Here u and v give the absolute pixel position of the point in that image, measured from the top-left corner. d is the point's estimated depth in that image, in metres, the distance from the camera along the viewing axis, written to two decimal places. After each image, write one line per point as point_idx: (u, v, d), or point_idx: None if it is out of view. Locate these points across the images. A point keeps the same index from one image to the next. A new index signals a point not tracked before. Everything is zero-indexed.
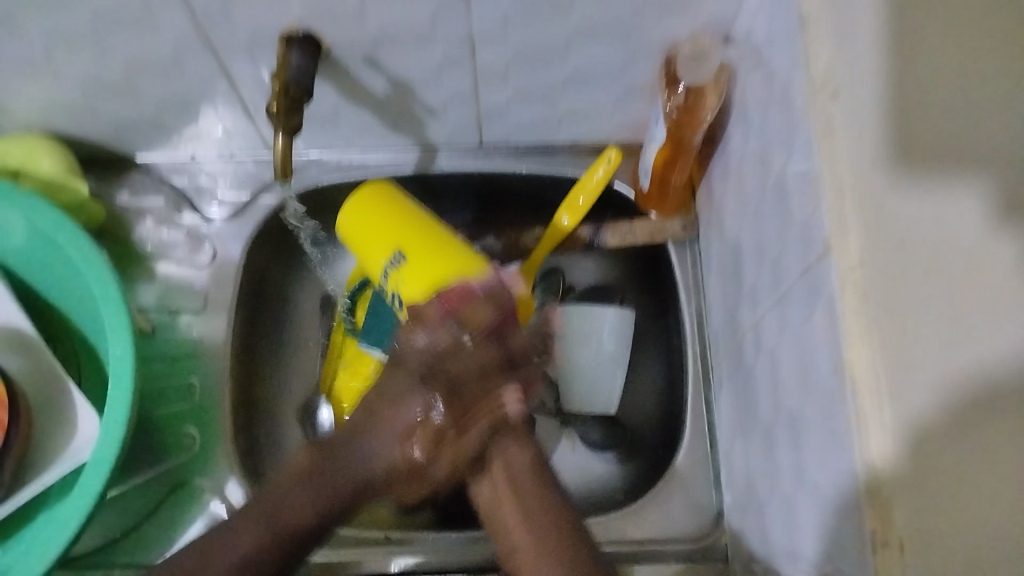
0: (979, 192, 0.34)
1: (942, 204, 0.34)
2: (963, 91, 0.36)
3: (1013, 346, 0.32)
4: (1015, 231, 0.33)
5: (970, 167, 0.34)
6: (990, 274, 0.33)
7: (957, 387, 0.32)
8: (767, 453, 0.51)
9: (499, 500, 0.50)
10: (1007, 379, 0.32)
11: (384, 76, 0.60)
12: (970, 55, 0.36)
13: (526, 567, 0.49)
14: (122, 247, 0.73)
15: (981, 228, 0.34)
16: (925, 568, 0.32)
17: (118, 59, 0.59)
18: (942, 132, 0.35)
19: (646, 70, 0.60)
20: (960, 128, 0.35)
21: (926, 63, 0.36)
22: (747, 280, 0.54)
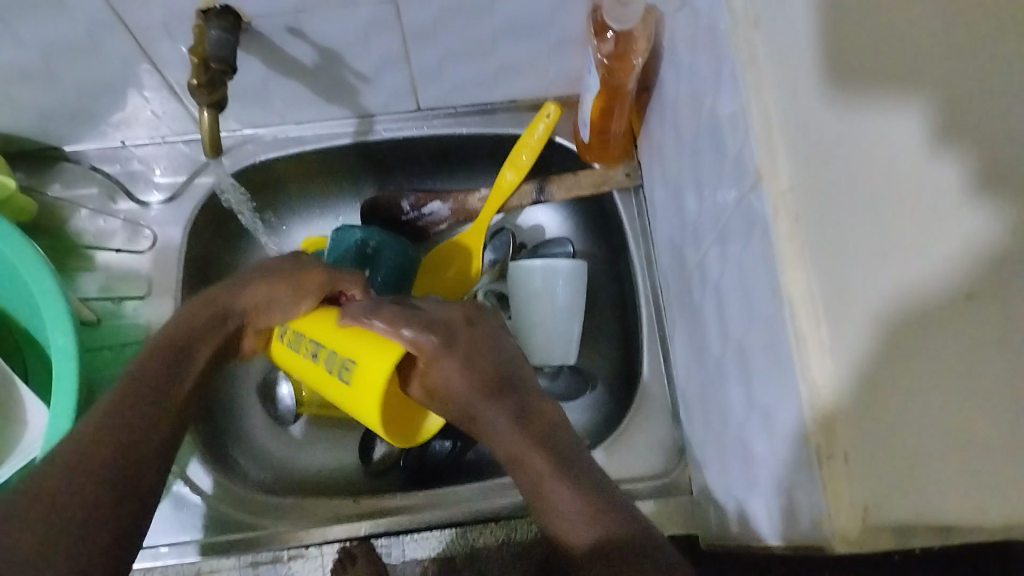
0: (912, 116, 0.34)
1: (873, 128, 0.34)
2: (888, 16, 0.36)
3: (952, 265, 0.32)
4: (950, 150, 0.33)
5: (900, 91, 0.34)
6: (924, 198, 0.33)
7: (894, 307, 0.33)
8: (719, 388, 0.52)
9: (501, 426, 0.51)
10: (939, 295, 0.32)
11: (310, 44, 0.58)
12: None
13: (542, 505, 0.47)
14: (58, 240, 0.71)
15: (916, 151, 0.33)
16: (870, 477, 0.33)
17: (32, 46, 0.56)
18: (873, 58, 0.35)
19: (575, 21, 0.60)
20: (890, 55, 0.35)
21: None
22: (689, 221, 0.55)
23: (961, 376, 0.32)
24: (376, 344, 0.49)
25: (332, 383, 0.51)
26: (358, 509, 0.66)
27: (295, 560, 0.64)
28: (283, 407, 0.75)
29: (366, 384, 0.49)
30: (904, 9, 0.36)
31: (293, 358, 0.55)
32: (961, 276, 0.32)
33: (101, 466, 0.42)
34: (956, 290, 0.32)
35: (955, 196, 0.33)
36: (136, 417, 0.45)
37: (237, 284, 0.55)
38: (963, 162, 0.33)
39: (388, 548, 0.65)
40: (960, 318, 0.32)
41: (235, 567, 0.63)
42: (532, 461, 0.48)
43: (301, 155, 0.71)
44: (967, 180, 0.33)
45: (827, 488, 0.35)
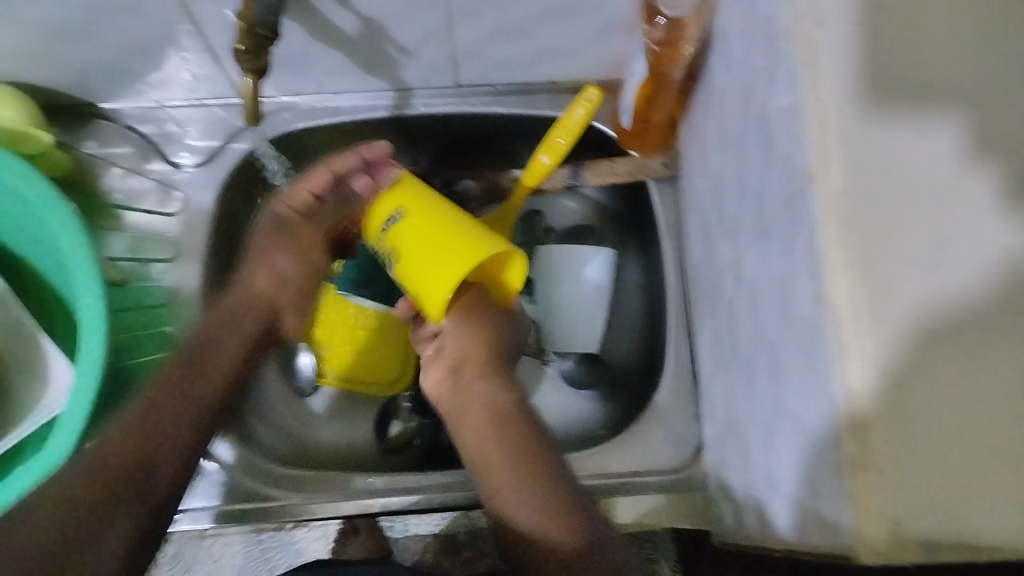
0: (954, 130, 0.35)
1: (918, 139, 0.35)
2: (940, 33, 0.36)
3: (993, 278, 0.33)
4: (983, 169, 0.34)
5: (946, 105, 0.35)
6: (964, 212, 0.34)
7: (932, 313, 0.33)
8: (747, 387, 0.52)
9: (478, 423, 0.55)
10: (969, 306, 0.33)
11: (355, 14, 0.58)
12: None
13: (501, 502, 0.52)
14: (90, 198, 0.71)
15: (956, 166, 0.35)
16: (902, 487, 0.33)
17: (78, 2, 0.56)
18: (924, 69, 0.36)
19: (623, 5, 0.59)
20: (941, 68, 0.36)
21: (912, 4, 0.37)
22: (727, 216, 0.55)
23: (995, 384, 0.33)
24: (483, 237, 0.51)
25: (421, 247, 0.51)
26: (369, 487, 0.66)
27: (298, 528, 0.65)
28: (303, 377, 0.75)
29: (461, 257, 0.49)
30: (955, 28, 0.37)
31: (375, 216, 0.55)
32: (1000, 288, 0.33)
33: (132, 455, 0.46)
34: (993, 302, 0.33)
35: (992, 213, 0.34)
36: (170, 406, 0.50)
37: (250, 297, 0.58)
38: (992, 181, 0.34)
39: (393, 523, 0.66)
40: (994, 328, 0.33)
41: (239, 533, 0.65)
42: (499, 463, 0.52)
43: (339, 126, 0.71)
44: (997, 199, 0.34)
45: (855, 498, 0.34)
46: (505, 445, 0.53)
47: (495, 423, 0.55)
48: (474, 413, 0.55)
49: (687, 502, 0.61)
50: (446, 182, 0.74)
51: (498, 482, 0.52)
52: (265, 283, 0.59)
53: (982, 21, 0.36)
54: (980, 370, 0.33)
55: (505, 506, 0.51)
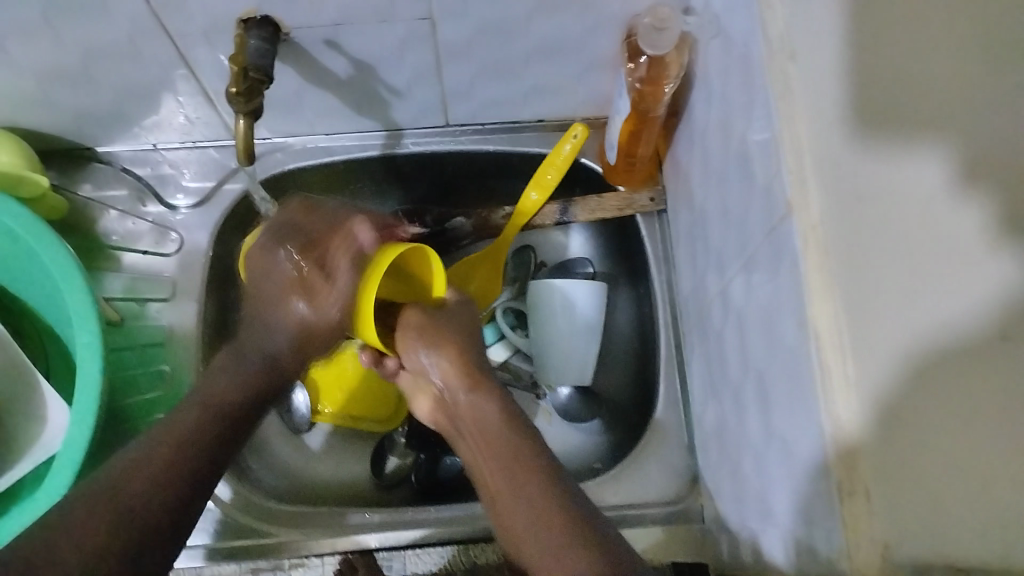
0: (941, 155, 0.34)
1: (903, 168, 0.35)
2: (922, 58, 0.36)
3: (985, 304, 0.33)
4: (972, 197, 0.34)
5: (932, 131, 0.35)
6: (951, 239, 0.34)
7: (916, 338, 0.33)
8: (738, 417, 0.52)
9: (480, 454, 0.57)
10: (961, 333, 0.33)
11: (345, 56, 0.59)
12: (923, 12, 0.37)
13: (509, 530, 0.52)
14: (86, 240, 0.72)
15: (943, 190, 0.34)
16: (889, 513, 0.33)
17: (75, 49, 0.57)
18: (907, 94, 0.36)
19: (607, 44, 0.60)
20: (921, 90, 0.36)
21: (890, 29, 0.37)
22: (714, 248, 0.55)
23: (986, 412, 0.32)
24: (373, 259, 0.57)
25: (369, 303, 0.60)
26: (367, 523, 0.66)
27: (297, 569, 0.63)
28: (298, 416, 0.75)
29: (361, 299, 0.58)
30: (942, 50, 0.36)
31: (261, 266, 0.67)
32: (993, 316, 0.32)
33: (164, 489, 0.51)
34: (986, 329, 0.32)
35: (979, 240, 0.33)
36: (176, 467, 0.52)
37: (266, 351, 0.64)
38: (983, 208, 0.33)
39: (390, 561, 0.64)
40: (986, 356, 0.32)
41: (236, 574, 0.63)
42: (503, 489, 0.54)
43: (328, 166, 0.72)
44: (991, 227, 0.33)
45: (846, 523, 0.35)
46: (506, 468, 0.54)
47: (490, 441, 0.57)
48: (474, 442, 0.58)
49: (683, 534, 0.61)
50: (439, 219, 0.74)
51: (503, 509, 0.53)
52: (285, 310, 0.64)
53: (967, 38, 0.36)
54: (975, 399, 0.32)
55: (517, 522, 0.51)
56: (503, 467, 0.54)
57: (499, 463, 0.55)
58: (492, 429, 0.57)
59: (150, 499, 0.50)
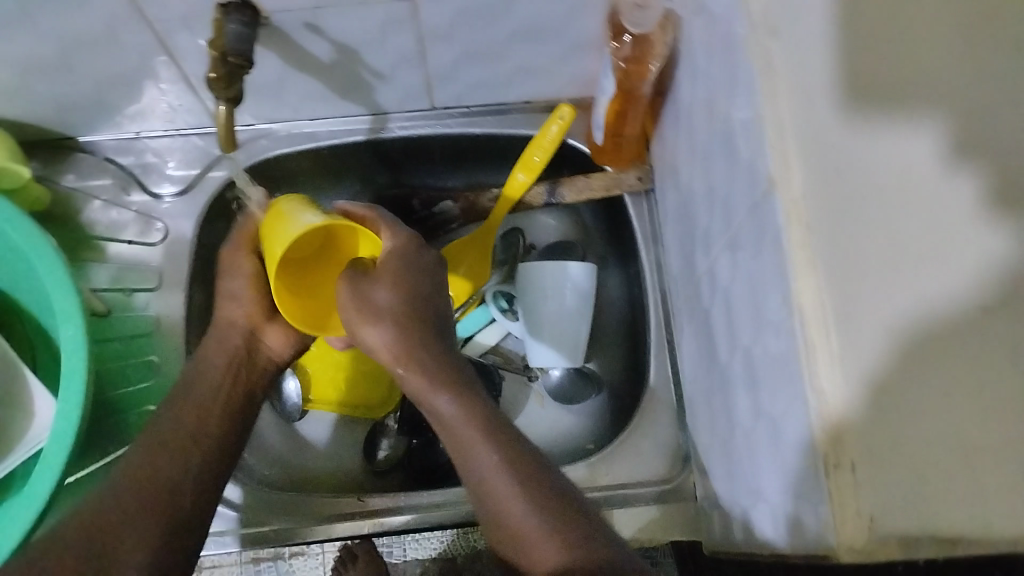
0: (932, 133, 0.34)
1: (893, 143, 0.35)
2: (910, 33, 0.36)
3: (977, 283, 0.32)
4: (964, 173, 0.33)
5: (922, 108, 0.34)
6: (941, 217, 0.33)
7: (906, 316, 0.33)
8: (727, 397, 0.52)
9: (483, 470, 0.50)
10: (952, 312, 0.32)
11: (326, 40, 0.58)
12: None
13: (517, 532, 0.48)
14: (70, 231, 0.72)
15: (933, 167, 0.34)
16: (872, 485, 0.33)
17: (52, 38, 0.56)
18: (894, 70, 0.35)
19: (590, 24, 0.60)
20: (909, 65, 0.35)
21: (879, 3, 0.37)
22: (700, 228, 0.55)
23: (974, 391, 0.32)
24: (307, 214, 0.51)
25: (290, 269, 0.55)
26: (364, 507, 0.66)
27: (296, 557, 0.65)
28: (290, 404, 0.74)
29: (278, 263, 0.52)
30: (929, 24, 0.36)
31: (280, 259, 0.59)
32: (985, 296, 0.32)
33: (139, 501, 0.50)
34: (977, 308, 0.32)
35: (970, 218, 0.33)
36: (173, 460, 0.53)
37: (222, 324, 0.61)
38: (977, 185, 0.33)
39: (389, 547, 0.66)
40: (977, 334, 0.32)
41: (236, 563, 0.65)
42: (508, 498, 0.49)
43: (315, 151, 0.71)
44: (980, 203, 0.33)
45: (833, 498, 0.35)
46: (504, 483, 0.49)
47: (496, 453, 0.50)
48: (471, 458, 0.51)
49: (676, 512, 0.61)
50: (427, 203, 0.75)
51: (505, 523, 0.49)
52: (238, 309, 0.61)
53: (955, 14, 0.36)
54: (964, 378, 0.32)
55: (510, 524, 0.48)
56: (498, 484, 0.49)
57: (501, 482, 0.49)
58: (467, 438, 0.51)
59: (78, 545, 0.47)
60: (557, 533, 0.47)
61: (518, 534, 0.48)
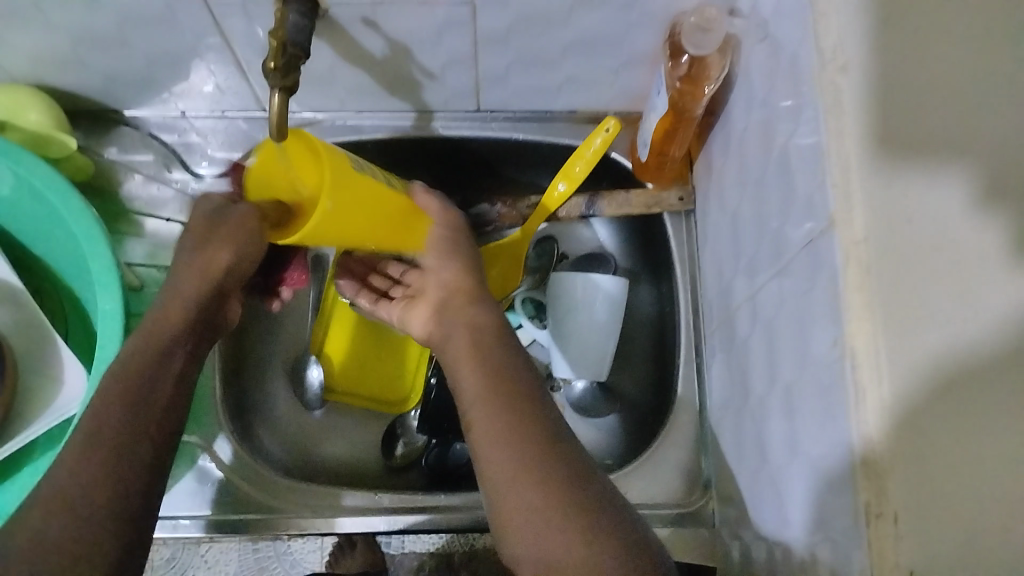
0: (964, 175, 0.34)
1: (932, 186, 0.34)
2: (949, 78, 0.36)
3: (999, 323, 0.32)
4: (998, 214, 0.33)
5: (956, 152, 0.34)
6: (974, 256, 0.33)
7: (935, 360, 0.33)
8: (759, 426, 0.52)
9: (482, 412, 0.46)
10: (981, 354, 0.32)
11: (382, 36, 0.58)
12: (950, 34, 0.36)
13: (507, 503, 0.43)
14: (110, 203, 0.73)
15: (964, 208, 0.34)
16: (914, 540, 0.32)
17: (110, 11, 0.57)
18: (934, 115, 0.35)
19: (647, 40, 0.59)
20: (948, 110, 0.35)
21: (928, 48, 0.36)
22: (744, 255, 0.55)
23: (997, 432, 0.32)
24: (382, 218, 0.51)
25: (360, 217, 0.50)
26: (376, 504, 0.66)
27: (295, 540, 0.65)
28: (310, 391, 0.74)
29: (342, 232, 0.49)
30: (967, 67, 0.36)
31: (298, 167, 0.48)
32: (1008, 337, 0.32)
33: (97, 466, 0.44)
34: (1001, 347, 0.32)
35: (1002, 256, 0.33)
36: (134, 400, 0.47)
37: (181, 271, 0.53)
38: (1008, 225, 0.33)
39: (389, 539, 0.66)
40: (1000, 377, 0.32)
41: (235, 541, 0.64)
42: (499, 455, 0.44)
43: (357, 146, 0.71)
44: (1012, 243, 0.33)
45: (874, 548, 0.34)
46: (503, 434, 0.45)
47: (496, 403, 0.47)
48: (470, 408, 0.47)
49: (691, 535, 0.61)
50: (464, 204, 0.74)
51: (496, 477, 0.44)
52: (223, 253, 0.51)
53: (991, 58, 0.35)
54: (984, 424, 0.32)
55: (505, 486, 0.43)
56: (498, 432, 0.45)
57: (494, 429, 0.45)
58: (476, 405, 0.47)
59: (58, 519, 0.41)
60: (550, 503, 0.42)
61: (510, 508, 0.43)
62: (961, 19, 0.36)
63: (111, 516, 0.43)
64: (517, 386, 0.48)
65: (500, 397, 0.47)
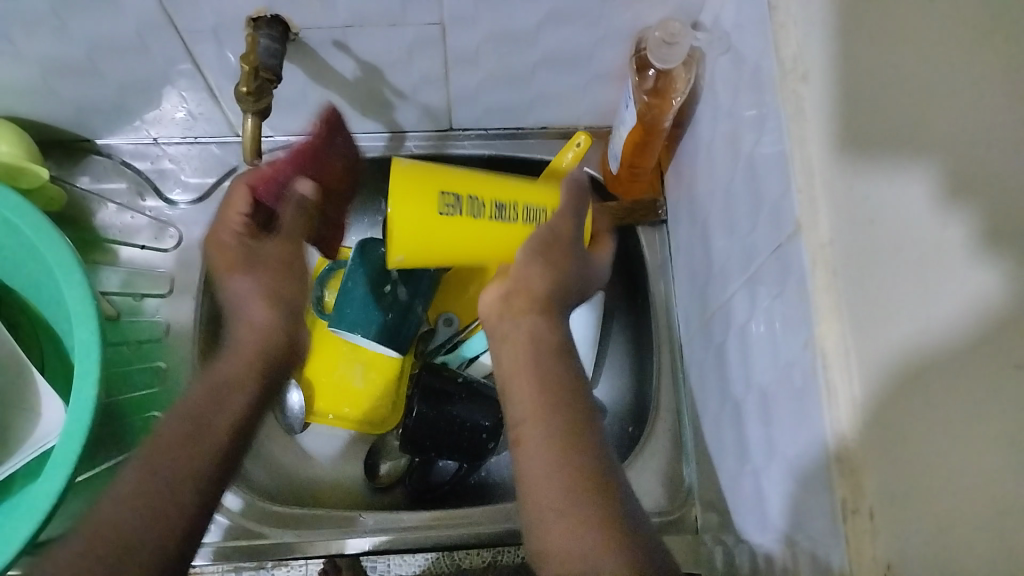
0: (921, 176, 0.35)
1: (888, 189, 0.35)
2: (906, 80, 0.36)
3: (963, 320, 0.32)
4: (959, 208, 0.33)
5: (912, 154, 0.35)
6: (933, 252, 0.34)
7: (900, 359, 0.33)
8: (737, 431, 0.53)
9: (541, 449, 0.47)
10: (951, 352, 0.33)
11: (353, 58, 0.59)
12: (898, 35, 0.37)
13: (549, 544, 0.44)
14: (83, 231, 0.72)
15: (922, 207, 0.34)
16: (888, 534, 0.33)
17: (80, 40, 0.57)
18: (890, 120, 0.36)
19: (615, 56, 0.60)
20: (905, 113, 0.36)
21: (882, 53, 0.37)
22: (716, 263, 0.56)
23: (969, 426, 0.32)
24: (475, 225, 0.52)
25: (447, 229, 0.51)
26: (361, 525, 0.66)
27: (279, 568, 0.63)
28: (292, 416, 0.74)
29: (446, 250, 0.53)
30: (926, 65, 0.36)
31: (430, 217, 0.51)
32: (971, 335, 0.32)
33: (173, 471, 0.50)
34: (967, 343, 0.32)
35: (963, 252, 0.33)
36: (203, 424, 0.53)
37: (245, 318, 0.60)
38: (968, 220, 0.33)
39: (375, 564, 0.63)
40: (968, 371, 0.32)
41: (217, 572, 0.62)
42: (555, 502, 0.44)
43: None
44: (974, 238, 0.33)
45: (851, 544, 0.35)
46: (556, 481, 0.45)
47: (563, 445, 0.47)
48: (530, 451, 0.47)
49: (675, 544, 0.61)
50: None
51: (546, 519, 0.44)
52: (261, 307, 0.60)
53: (943, 56, 0.36)
54: (953, 422, 0.32)
55: (548, 522, 0.44)
56: (550, 477, 0.45)
57: (548, 473, 0.45)
58: (538, 445, 0.47)
59: (128, 516, 0.47)
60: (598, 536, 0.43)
61: (551, 541, 0.44)
62: (907, 22, 0.37)
63: (177, 517, 0.48)
64: (581, 425, 0.48)
65: (566, 442, 0.47)
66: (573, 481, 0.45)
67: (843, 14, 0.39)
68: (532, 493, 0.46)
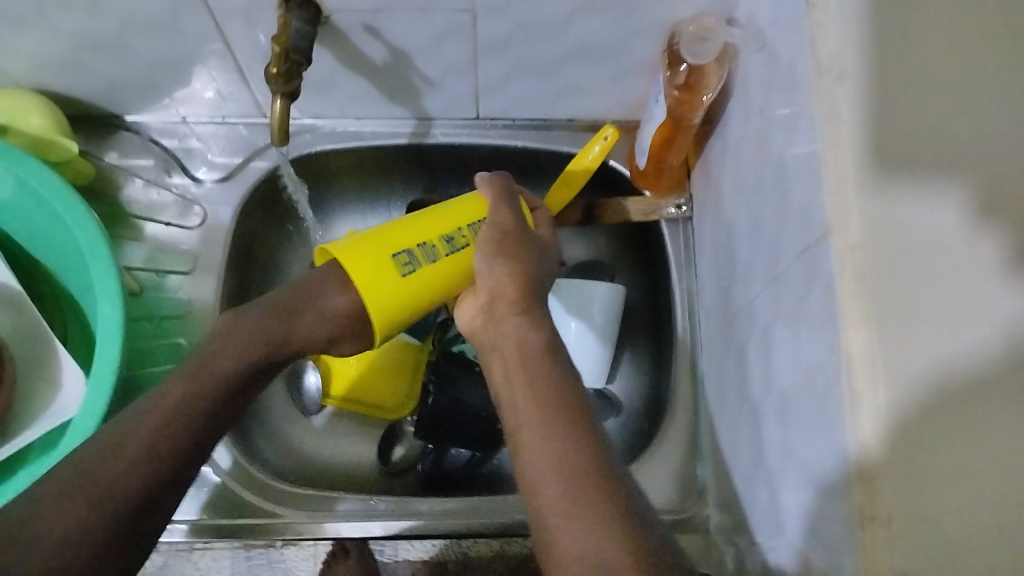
0: (960, 192, 0.34)
1: (924, 201, 0.35)
2: (946, 92, 0.36)
3: (992, 343, 0.33)
4: (993, 228, 0.34)
5: (952, 168, 0.35)
6: (965, 269, 0.34)
7: (930, 373, 0.33)
8: (755, 434, 0.52)
9: (540, 430, 0.43)
10: (980, 372, 0.33)
11: (383, 42, 0.59)
12: (940, 44, 0.37)
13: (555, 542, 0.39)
14: (109, 207, 0.72)
15: (960, 224, 0.34)
16: (905, 542, 0.33)
17: (113, 16, 0.57)
18: (928, 129, 0.35)
19: (647, 50, 0.60)
20: (943, 125, 0.35)
21: (923, 60, 0.37)
22: (741, 263, 0.55)
23: (989, 445, 0.32)
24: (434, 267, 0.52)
25: (415, 285, 0.51)
26: (371, 509, 0.66)
27: (287, 547, 0.63)
28: (308, 397, 0.76)
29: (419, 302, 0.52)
30: (962, 81, 0.36)
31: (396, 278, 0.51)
32: (999, 356, 0.32)
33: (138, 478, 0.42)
34: (996, 363, 0.32)
35: (994, 273, 0.33)
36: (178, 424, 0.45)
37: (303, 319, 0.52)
38: (1003, 241, 0.33)
39: (382, 547, 0.64)
40: (993, 391, 0.32)
41: (227, 548, 0.63)
42: (559, 496, 0.39)
43: (357, 150, 0.73)
44: (1007, 260, 0.33)
45: (867, 553, 0.34)
46: (561, 466, 0.40)
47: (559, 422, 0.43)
48: (528, 435, 0.43)
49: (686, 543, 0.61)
50: None
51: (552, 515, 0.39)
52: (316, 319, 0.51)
53: (982, 74, 0.36)
54: (973, 441, 0.32)
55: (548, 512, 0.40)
56: (557, 462, 0.41)
57: (553, 459, 0.41)
58: (534, 428, 0.43)
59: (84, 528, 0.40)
60: (610, 530, 0.37)
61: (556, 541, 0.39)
62: (948, 32, 0.37)
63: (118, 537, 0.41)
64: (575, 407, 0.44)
65: (564, 423, 0.43)
66: (577, 468, 0.40)
67: (882, 14, 0.38)
68: (537, 490, 0.41)
